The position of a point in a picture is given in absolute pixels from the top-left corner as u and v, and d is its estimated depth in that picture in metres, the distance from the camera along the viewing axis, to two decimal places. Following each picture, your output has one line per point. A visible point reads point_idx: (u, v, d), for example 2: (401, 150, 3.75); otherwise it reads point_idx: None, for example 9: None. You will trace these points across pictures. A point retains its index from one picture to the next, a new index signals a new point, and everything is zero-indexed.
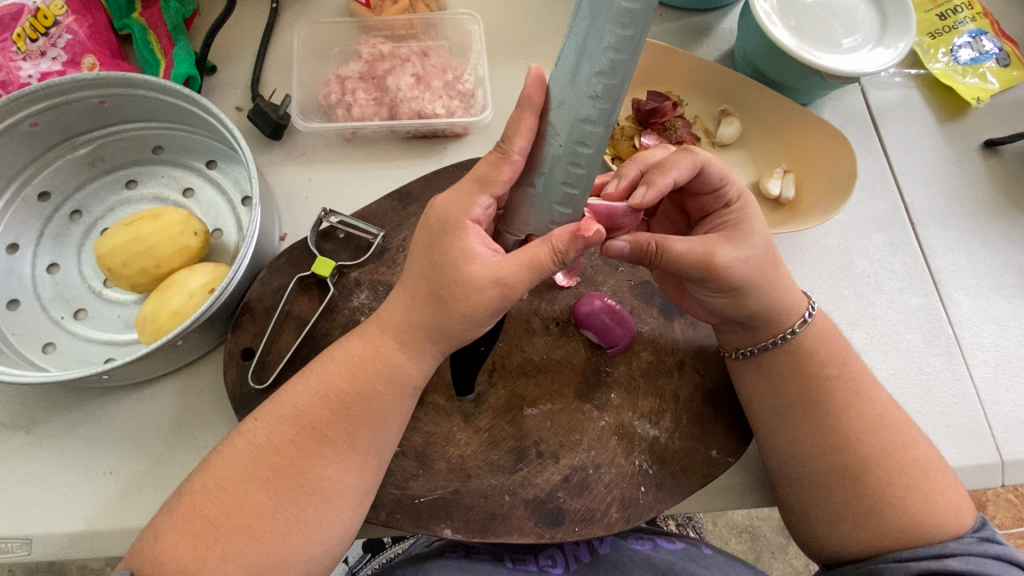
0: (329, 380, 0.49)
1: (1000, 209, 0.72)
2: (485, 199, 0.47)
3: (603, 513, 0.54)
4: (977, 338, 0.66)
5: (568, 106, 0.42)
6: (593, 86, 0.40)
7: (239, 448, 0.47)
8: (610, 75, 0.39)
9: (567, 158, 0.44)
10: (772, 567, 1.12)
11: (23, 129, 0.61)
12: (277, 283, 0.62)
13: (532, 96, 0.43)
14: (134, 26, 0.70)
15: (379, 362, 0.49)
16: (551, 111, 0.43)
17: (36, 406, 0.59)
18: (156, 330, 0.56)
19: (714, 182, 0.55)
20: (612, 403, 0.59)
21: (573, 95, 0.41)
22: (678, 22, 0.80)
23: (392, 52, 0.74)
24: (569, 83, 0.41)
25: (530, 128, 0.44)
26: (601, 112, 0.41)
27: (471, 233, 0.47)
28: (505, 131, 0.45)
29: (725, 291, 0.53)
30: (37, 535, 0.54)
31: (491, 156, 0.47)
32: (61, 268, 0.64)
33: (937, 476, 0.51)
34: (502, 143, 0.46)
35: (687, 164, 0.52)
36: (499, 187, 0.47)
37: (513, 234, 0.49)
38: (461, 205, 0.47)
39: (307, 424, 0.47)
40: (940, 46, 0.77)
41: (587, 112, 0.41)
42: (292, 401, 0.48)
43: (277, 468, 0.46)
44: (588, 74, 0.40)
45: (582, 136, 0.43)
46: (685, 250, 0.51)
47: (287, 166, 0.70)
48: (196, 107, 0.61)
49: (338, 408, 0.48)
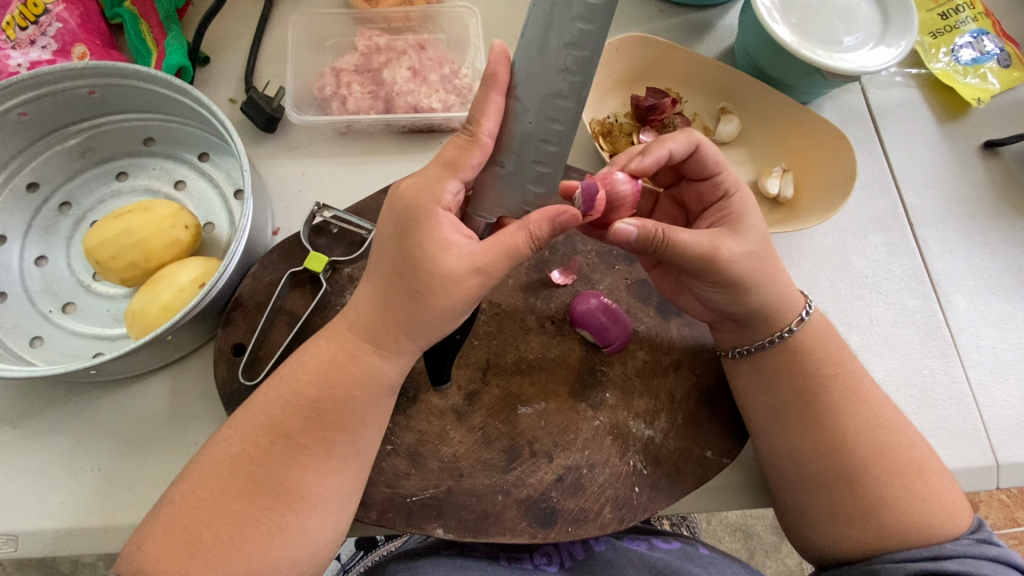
0: (295, 386, 0.48)
1: (1000, 211, 0.71)
2: (454, 184, 0.46)
3: (597, 513, 0.54)
4: (974, 340, 0.65)
5: (536, 81, 0.47)
6: (563, 59, 0.47)
7: (212, 458, 0.46)
8: (578, 47, 0.46)
9: (539, 136, 0.48)
10: (764, 565, 1.13)
11: (11, 119, 0.60)
12: (268, 278, 0.61)
13: (498, 74, 0.46)
14: (125, 15, 0.69)
15: (348, 361, 0.48)
16: (517, 88, 0.47)
17: (22, 399, 0.58)
18: (146, 325, 0.55)
19: (710, 167, 0.55)
20: (607, 402, 0.58)
21: (542, 69, 0.47)
22: (679, 17, 0.80)
23: (388, 44, 0.73)
24: (537, 57, 0.47)
25: (497, 107, 0.46)
26: (570, 86, 0.47)
27: (443, 222, 0.45)
28: (471, 113, 0.46)
29: (725, 286, 0.53)
30: (22, 532, 0.54)
31: (459, 140, 0.47)
32: (49, 261, 0.63)
33: (934, 479, 0.50)
34: (468, 126, 0.47)
35: (684, 138, 0.53)
36: (467, 171, 0.47)
37: (483, 217, 0.50)
38: (431, 191, 0.46)
39: (281, 434, 0.46)
40: (941, 45, 0.77)
41: (557, 87, 0.47)
42: (262, 409, 0.47)
43: (252, 478, 0.45)
44: (557, 47, 0.46)
45: (553, 113, 0.47)
46: (691, 242, 0.50)
47: (281, 159, 0.69)
48: (187, 97, 0.60)
49: (306, 412, 0.47)
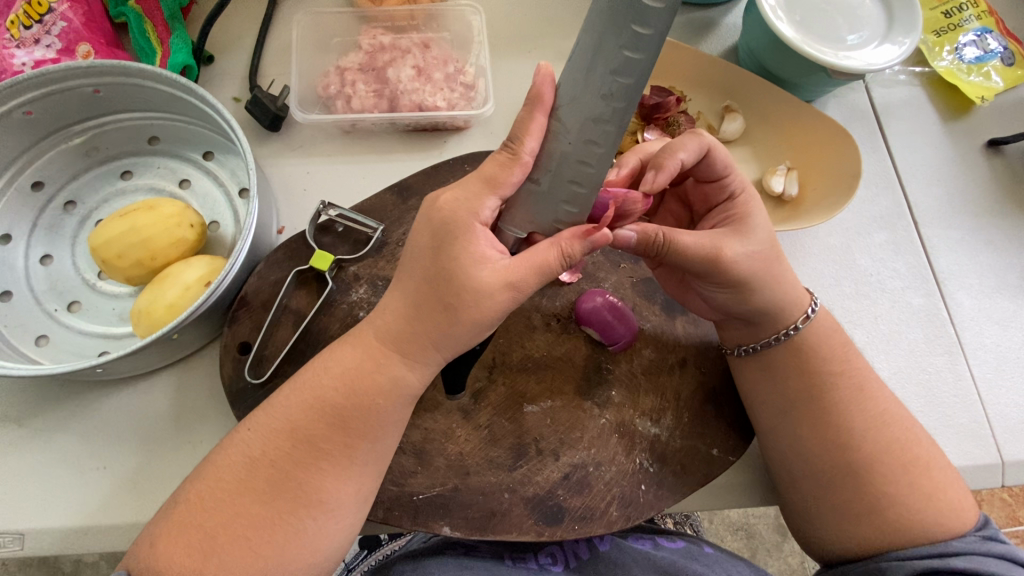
0: (320, 392, 0.47)
1: (1004, 210, 0.71)
2: (493, 202, 0.45)
3: (603, 511, 0.53)
4: (979, 338, 0.65)
5: (580, 104, 0.41)
6: (606, 85, 0.40)
7: (232, 459, 0.46)
8: (624, 74, 0.39)
9: (576, 157, 0.43)
10: (767, 564, 1.13)
11: (17, 118, 0.60)
12: (274, 276, 0.61)
13: (542, 95, 0.42)
14: (129, 14, 0.69)
15: (373, 370, 0.48)
16: (562, 107, 0.42)
17: (29, 399, 0.58)
18: (152, 324, 0.55)
19: (718, 169, 0.54)
20: (613, 400, 0.58)
21: (585, 95, 0.41)
22: (682, 15, 0.80)
23: (393, 43, 0.73)
24: (582, 80, 0.41)
25: (540, 128, 0.43)
26: (614, 112, 0.41)
27: (480, 239, 0.45)
28: (513, 131, 0.44)
29: (729, 286, 0.53)
30: (29, 530, 0.54)
31: (500, 156, 0.45)
32: (54, 260, 0.63)
33: (942, 479, 0.50)
34: (510, 143, 0.44)
35: (694, 146, 0.52)
36: (507, 189, 0.45)
37: (513, 232, 0.47)
38: (470, 207, 0.45)
39: (303, 438, 0.46)
40: (944, 43, 0.77)
41: (600, 111, 0.41)
42: (282, 412, 0.47)
43: (269, 481, 0.45)
44: (602, 72, 0.39)
45: (592, 135, 0.42)
46: (692, 244, 0.50)
47: (285, 158, 0.69)
48: (193, 97, 0.60)
49: (329, 418, 0.47)
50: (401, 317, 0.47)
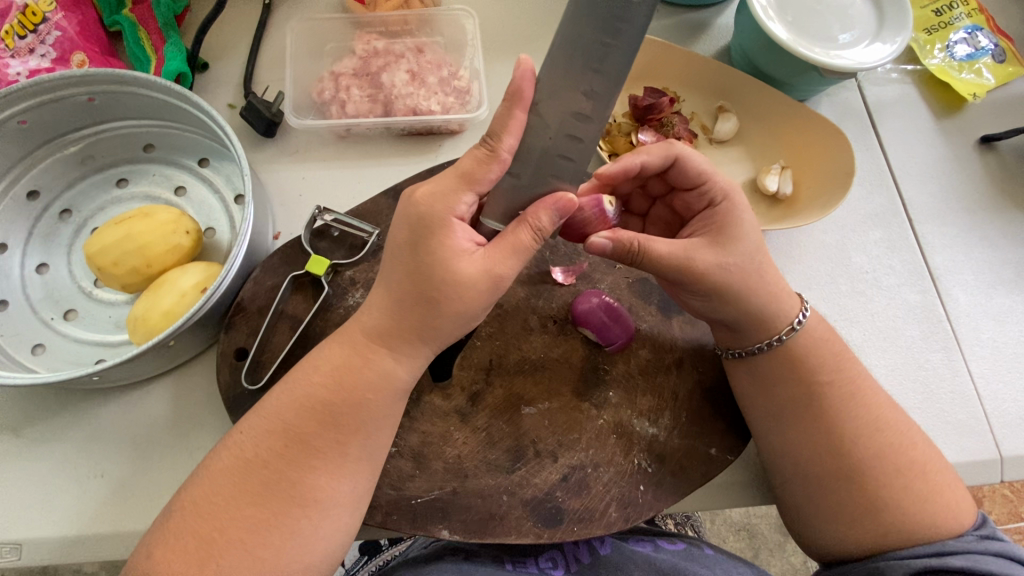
0: (312, 390, 0.48)
1: (998, 206, 0.72)
2: (468, 197, 0.45)
3: (602, 512, 0.53)
4: (975, 334, 0.65)
5: (561, 100, 0.44)
6: (587, 82, 0.44)
7: (228, 462, 0.46)
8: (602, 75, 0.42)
9: (557, 152, 0.46)
10: (770, 565, 1.12)
11: (11, 127, 0.60)
12: (270, 282, 0.61)
13: (521, 89, 0.43)
14: (124, 22, 0.69)
15: (370, 374, 0.48)
16: (540, 103, 0.45)
17: (26, 408, 0.58)
18: (148, 331, 0.55)
19: (694, 176, 0.55)
20: (610, 401, 0.58)
21: (565, 90, 0.44)
22: (675, 17, 0.80)
23: (387, 48, 0.73)
24: None
25: (518, 123, 0.44)
26: (593, 107, 0.45)
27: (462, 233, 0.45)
28: (492, 127, 0.44)
29: (704, 294, 0.53)
30: (26, 540, 0.53)
31: (478, 152, 0.45)
32: (50, 268, 0.63)
33: (936, 476, 0.51)
34: (488, 139, 0.44)
35: (659, 150, 0.55)
36: (483, 185, 0.45)
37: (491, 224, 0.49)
38: (446, 202, 0.45)
39: (296, 436, 0.46)
40: (936, 41, 0.77)
41: (580, 106, 0.44)
42: (276, 411, 0.47)
43: (267, 485, 0.45)
44: (583, 67, 0.44)
45: (573, 130, 0.45)
46: (665, 253, 0.51)
47: (280, 163, 0.70)
48: (187, 103, 0.60)
49: (326, 424, 0.47)
50: (393, 318, 0.47)
